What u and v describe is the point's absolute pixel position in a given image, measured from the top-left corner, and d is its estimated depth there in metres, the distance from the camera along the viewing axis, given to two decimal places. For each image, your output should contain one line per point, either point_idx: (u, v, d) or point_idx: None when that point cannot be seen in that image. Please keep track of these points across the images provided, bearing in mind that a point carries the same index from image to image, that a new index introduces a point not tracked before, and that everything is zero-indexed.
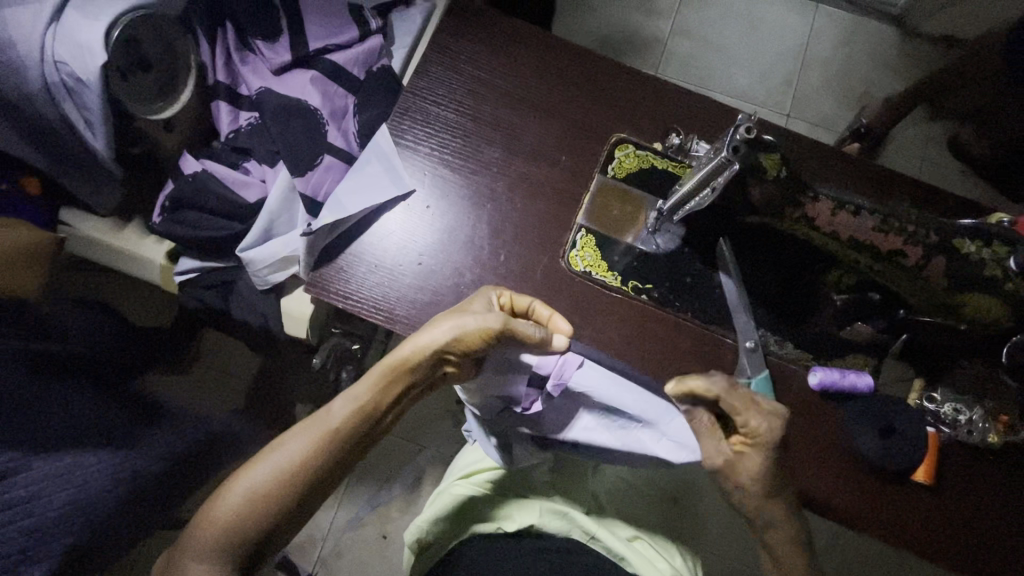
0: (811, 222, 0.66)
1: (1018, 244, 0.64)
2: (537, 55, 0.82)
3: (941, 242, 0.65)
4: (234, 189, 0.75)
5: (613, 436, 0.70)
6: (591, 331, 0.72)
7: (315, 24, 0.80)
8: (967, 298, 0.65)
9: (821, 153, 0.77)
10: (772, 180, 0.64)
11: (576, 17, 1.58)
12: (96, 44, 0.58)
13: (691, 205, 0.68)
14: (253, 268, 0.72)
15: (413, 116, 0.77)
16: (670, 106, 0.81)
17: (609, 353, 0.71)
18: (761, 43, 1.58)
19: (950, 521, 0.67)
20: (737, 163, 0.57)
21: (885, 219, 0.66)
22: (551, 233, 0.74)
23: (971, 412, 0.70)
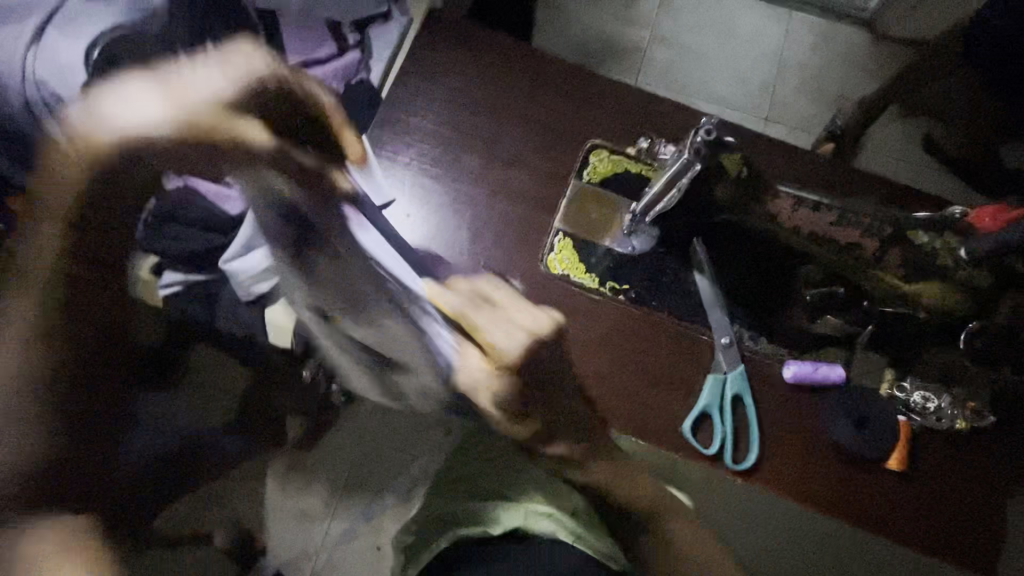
0: (775, 217, 0.73)
1: (964, 235, 0.69)
2: (512, 66, 0.85)
3: (896, 234, 0.71)
4: (215, 202, 0.76)
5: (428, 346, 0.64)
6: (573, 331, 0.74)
7: (296, 42, 0.83)
8: (918, 286, 0.70)
9: (787, 153, 0.80)
10: (733, 180, 0.70)
11: (555, 27, 1.62)
12: (78, 63, 0.60)
13: (660, 207, 0.71)
14: (236, 279, 0.76)
15: (392, 128, 0.81)
16: (643, 112, 0.84)
17: (587, 352, 0.74)
18: (735, 50, 1.62)
19: (920, 505, 0.70)
20: (699, 163, 0.64)
21: (843, 214, 0.72)
22: (530, 237, 0.77)
23: (939, 399, 0.71)
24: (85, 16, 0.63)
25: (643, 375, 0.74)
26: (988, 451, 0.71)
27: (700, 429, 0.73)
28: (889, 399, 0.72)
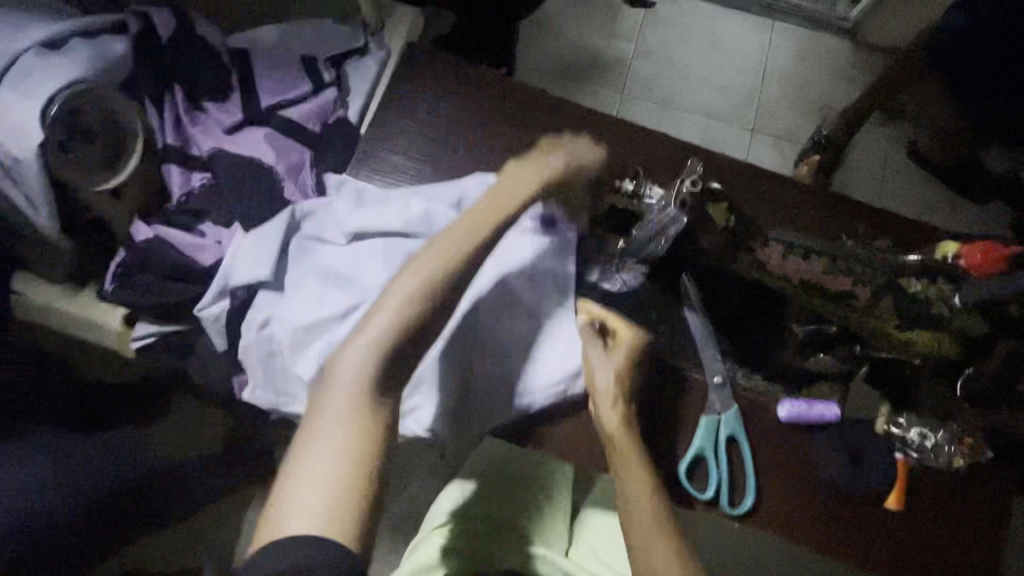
0: (762, 265, 0.73)
1: (956, 280, 0.71)
2: (493, 97, 0.82)
3: (887, 280, 0.72)
4: (188, 253, 0.73)
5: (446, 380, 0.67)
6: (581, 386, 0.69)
7: (269, 81, 0.80)
8: (913, 333, 0.71)
9: (775, 182, 0.79)
10: (721, 230, 0.72)
11: (538, 44, 1.60)
12: (32, 122, 0.61)
13: (652, 245, 0.71)
14: (211, 325, 0.71)
15: (372, 167, 0.77)
16: (628, 144, 0.82)
17: (582, 397, 0.69)
18: (719, 64, 1.62)
19: (921, 545, 0.68)
20: (684, 216, 0.69)
21: (832, 261, 0.73)
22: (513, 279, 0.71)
23: (936, 436, 0.69)
24: (40, 72, 0.63)
25: (641, 420, 0.69)
26: (990, 485, 0.69)
27: (695, 474, 0.69)
28: (885, 435, 0.70)
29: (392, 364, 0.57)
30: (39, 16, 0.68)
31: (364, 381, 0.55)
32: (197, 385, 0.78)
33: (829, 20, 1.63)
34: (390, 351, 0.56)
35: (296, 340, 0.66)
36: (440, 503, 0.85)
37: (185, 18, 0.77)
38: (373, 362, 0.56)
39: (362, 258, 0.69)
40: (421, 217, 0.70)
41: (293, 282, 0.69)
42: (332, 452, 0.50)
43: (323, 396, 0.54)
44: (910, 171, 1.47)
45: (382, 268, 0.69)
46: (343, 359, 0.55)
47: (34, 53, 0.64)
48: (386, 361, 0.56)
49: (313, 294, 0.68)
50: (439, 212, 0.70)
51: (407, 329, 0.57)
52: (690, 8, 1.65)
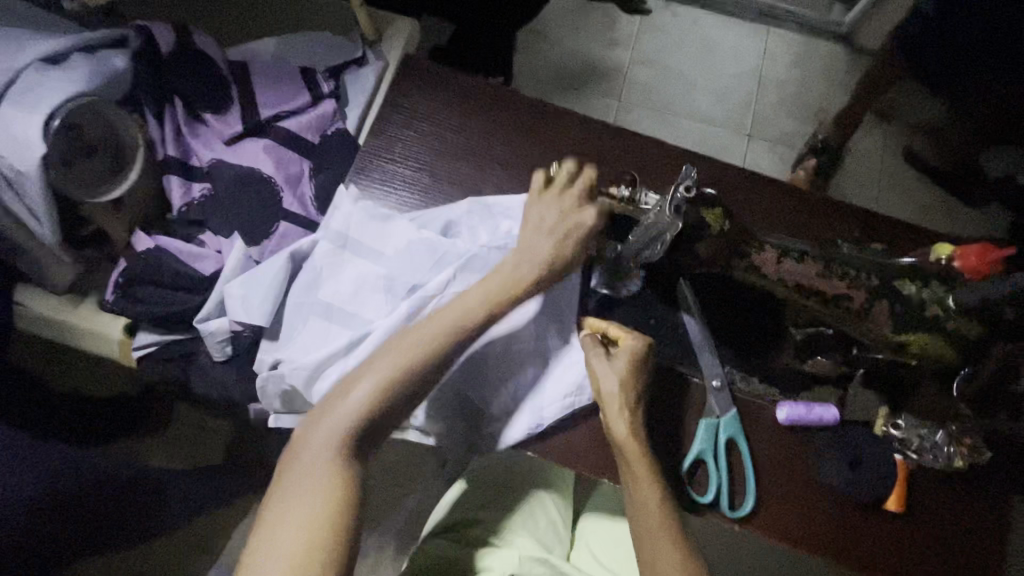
0: (756, 269, 0.64)
1: (954, 282, 0.62)
2: (490, 106, 0.83)
3: (883, 285, 0.63)
4: (187, 262, 0.74)
5: (459, 401, 0.71)
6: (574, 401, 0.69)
7: (268, 93, 0.81)
8: (912, 337, 0.62)
9: (771, 186, 0.80)
10: (716, 235, 0.61)
11: (536, 53, 1.62)
12: (34, 136, 0.60)
13: (645, 254, 0.67)
14: (210, 339, 0.72)
15: (370, 175, 0.78)
16: (624, 151, 0.83)
17: (576, 407, 0.69)
18: (715, 70, 1.63)
19: (923, 546, 0.68)
20: (681, 222, 0.59)
21: (829, 264, 0.63)
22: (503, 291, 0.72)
23: (934, 438, 0.67)
24: (41, 87, 0.63)
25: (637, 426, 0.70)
26: (988, 484, 0.69)
27: (694, 477, 0.69)
28: (884, 437, 0.70)
29: (372, 427, 0.61)
30: (40, 31, 0.69)
31: (341, 440, 0.59)
32: (198, 394, 0.79)
33: (824, 26, 1.65)
34: (371, 414, 0.60)
35: (307, 377, 0.67)
36: (442, 506, 0.90)
37: (185, 32, 0.78)
38: (355, 424, 0.60)
39: (362, 292, 0.71)
40: (419, 247, 0.72)
41: (296, 318, 0.70)
42: (306, 506, 0.55)
43: (304, 449, 0.58)
44: (904, 175, 1.49)
45: (384, 299, 0.71)
46: (325, 419, 0.60)
47: (35, 68, 0.64)
48: (367, 422, 0.60)
49: (318, 330, 0.69)
50: (437, 243, 0.72)
51: (391, 398, 0.61)
52: (685, 15, 1.67)
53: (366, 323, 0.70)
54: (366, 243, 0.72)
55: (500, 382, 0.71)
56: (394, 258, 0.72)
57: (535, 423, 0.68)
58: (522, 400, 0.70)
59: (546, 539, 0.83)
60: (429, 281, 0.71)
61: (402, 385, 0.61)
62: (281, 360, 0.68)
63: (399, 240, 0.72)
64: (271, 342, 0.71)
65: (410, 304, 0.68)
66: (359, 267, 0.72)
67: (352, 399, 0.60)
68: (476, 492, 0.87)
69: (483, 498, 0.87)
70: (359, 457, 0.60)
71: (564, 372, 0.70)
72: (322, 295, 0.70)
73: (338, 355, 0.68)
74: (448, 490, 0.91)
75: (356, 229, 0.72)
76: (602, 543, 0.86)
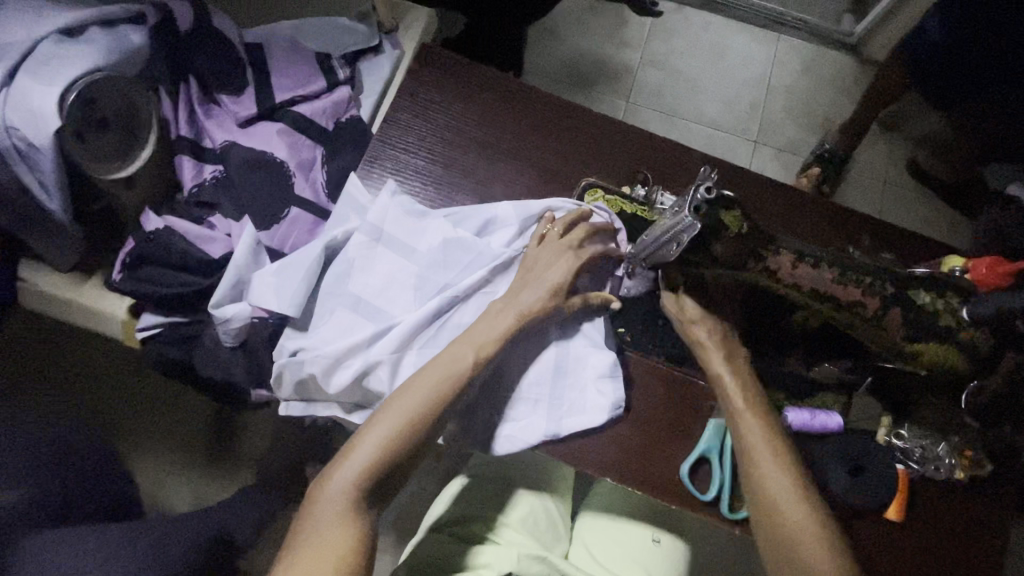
0: (773, 275, 0.61)
1: (970, 295, 0.61)
2: (503, 99, 0.83)
3: (898, 293, 0.61)
4: (198, 244, 0.73)
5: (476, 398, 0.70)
6: (588, 409, 0.69)
7: (283, 77, 0.80)
8: (922, 347, 0.61)
9: (781, 193, 0.80)
10: (732, 237, 0.57)
11: (546, 47, 1.61)
12: (49, 108, 0.60)
13: (661, 255, 0.63)
14: (217, 326, 0.71)
15: (384, 164, 0.78)
16: (640, 151, 0.82)
17: (590, 416, 0.68)
18: (726, 75, 1.63)
19: (921, 555, 0.68)
20: (699, 224, 0.56)
21: (844, 271, 0.61)
22: (517, 293, 0.68)
23: (937, 448, 0.69)
24: (59, 59, 0.63)
25: (649, 433, 0.71)
26: (987, 499, 0.70)
27: (697, 474, 0.70)
28: (887, 446, 0.70)
29: (380, 481, 0.62)
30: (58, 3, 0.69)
31: (349, 496, 0.60)
32: (199, 377, 0.78)
33: (833, 35, 1.66)
34: (384, 460, 0.61)
35: (327, 366, 0.66)
36: (440, 501, 0.89)
37: (201, 12, 0.78)
38: (360, 481, 0.60)
39: (392, 287, 0.71)
40: (452, 245, 0.72)
41: (324, 307, 0.70)
42: (315, 564, 0.56)
43: (311, 513, 0.59)
44: (909, 189, 1.52)
45: (414, 297, 0.70)
46: (334, 475, 0.61)
47: (53, 40, 0.64)
48: (374, 478, 0.61)
49: (344, 321, 0.69)
50: (472, 242, 0.72)
51: (398, 452, 0.62)
52: (696, 19, 1.67)
53: (392, 317, 0.70)
54: (398, 238, 0.72)
55: (519, 378, 0.71)
56: (427, 255, 0.72)
57: (553, 431, 0.68)
58: (540, 405, 0.69)
59: (549, 536, 0.84)
60: (458, 278, 0.71)
61: (408, 438, 0.62)
62: (303, 348, 0.68)
63: (433, 237, 0.72)
64: (297, 330, 0.70)
65: (438, 301, 0.69)
66: (391, 261, 0.71)
67: (358, 455, 0.61)
68: (473, 490, 0.87)
69: (482, 493, 0.86)
70: (367, 515, 0.60)
71: (589, 379, 0.70)
72: (351, 286, 0.70)
73: (361, 346, 0.67)
74: (447, 486, 0.90)
75: (391, 222, 0.72)
76: (601, 542, 0.85)
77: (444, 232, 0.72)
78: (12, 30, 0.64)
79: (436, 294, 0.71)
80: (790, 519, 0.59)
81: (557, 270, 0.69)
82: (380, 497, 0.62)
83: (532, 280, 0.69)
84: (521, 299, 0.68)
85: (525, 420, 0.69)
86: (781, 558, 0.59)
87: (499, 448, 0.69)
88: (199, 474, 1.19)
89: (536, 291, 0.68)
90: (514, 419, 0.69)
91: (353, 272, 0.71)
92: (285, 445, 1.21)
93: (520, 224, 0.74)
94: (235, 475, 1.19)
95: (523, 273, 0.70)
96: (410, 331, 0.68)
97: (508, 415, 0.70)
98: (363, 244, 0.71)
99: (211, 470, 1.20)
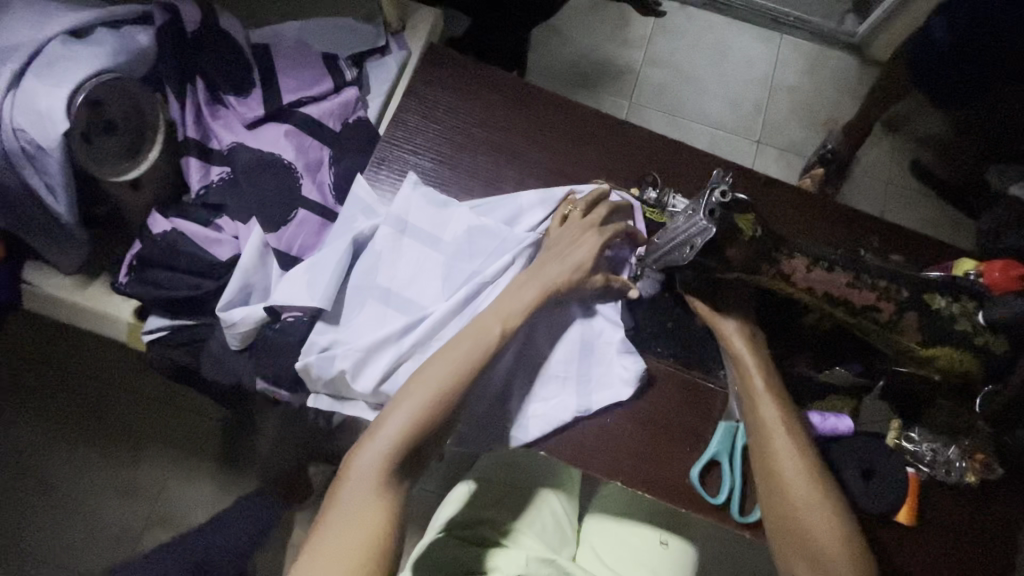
0: (787, 279, 0.60)
1: (985, 300, 0.61)
2: (511, 100, 0.82)
3: (913, 297, 0.60)
4: (205, 246, 0.72)
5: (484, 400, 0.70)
6: (607, 393, 0.70)
7: (290, 78, 0.80)
8: (937, 352, 0.61)
9: (790, 195, 0.80)
10: (745, 242, 0.57)
11: (549, 46, 1.61)
12: (58, 110, 0.60)
13: (673, 258, 0.63)
14: (228, 327, 0.70)
15: (391, 166, 0.77)
16: (649, 152, 0.82)
17: (612, 395, 0.69)
18: (730, 75, 1.63)
19: (932, 558, 0.68)
20: (714, 228, 0.55)
21: (859, 275, 0.61)
22: (546, 268, 0.68)
23: (948, 451, 0.68)
24: (65, 60, 0.62)
25: (659, 436, 0.70)
26: (998, 501, 0.70)
27: (707, 476, 0.70)
28: (897, 449, 0.69)
29: (409, 458, 0.61)
30: (64, 4, 0.68)
31: (374, 478, 0.59)
32: (206, 381, 0.77)
33: (837, 35, 1.65)
34: (409, 439, 0.60)
35: (358, 359, 0.66)
36: (447, 504, 0.89)
37: (207, 12, 0.77)
38: (386, 463, 0.59)
39: (420, 278, 0.71)
40: (477, 233, 0.72)
41: (354, 301, 0.70)
42: (349, 541, 0.56)
43: (338, 495, 0.59)
44: (912, 189, 1.52)
45: (442, 286, 0.71)
46: (361, 454, 0.60)
47: (60, 41, 0.63)
48: (404, 454, 0.60)
49: (376, 313, 0.69)
50: (496, 228, 0.72)
51: (425, 428, 0.61)
52: (700, 19, 1.67)
53: (423, 308, 0.70)
54: (424, 229, 0.72)
55: (541, 368, 0.71)
56: (453, 245, 0.72)
57: (584, 407, 0.69)
58: (568, 383, 0.70)
59: (557, 538, 0.83)
60: (485, 266, 0.71)
61: (432, 418, 0.61)
62: (335, 342, 0.68)
63: (458, 226, 0.73)
64: (329, 325, 0.70)
65: (469, 289, 0.69)
66: (418, 252, 0.72)
67: (386, 431, 0.60)
68: (480, 493, 0.86)
69: (490, 496, 0.85)
70: (398, 492, 0.60)
71: (614, 354, 0.71)
72: (380, 279, 0.71)
73: (392, 338, 0.68)
74: (453, 488, 0.89)
75: (416, 214, 0.72)
76: (609, 545, 0.85)
77: (470, 221, 0.72)
78: (18, 32, 0.63)
79: (465, 283, 0.71)
80: (811, 519, 0.60)
81: (581, 249, 0.69)
82: (411, 473, 0.61)
83: (557, 254, 0.69)
84: (546, 272, 0.67)
85: (555, 398, 0.69)
86: (799, 552, 0.61)
87: (528, 431, 0.68)
88: (202, 472, 1.19)
89: (556, 268, 0.68)
90: (545, 407, 0.69)
91: (381, 261, 0.71)
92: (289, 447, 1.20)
93: (545, 210, 0.75)
94: (239, 477, 1.19)
95: (547, 252, 0.70)
96: (442, 320, 0.68)
97: (537, 405, 0.69)
98: (390, 237, 0.72)
99: (214, 469, 1.19)
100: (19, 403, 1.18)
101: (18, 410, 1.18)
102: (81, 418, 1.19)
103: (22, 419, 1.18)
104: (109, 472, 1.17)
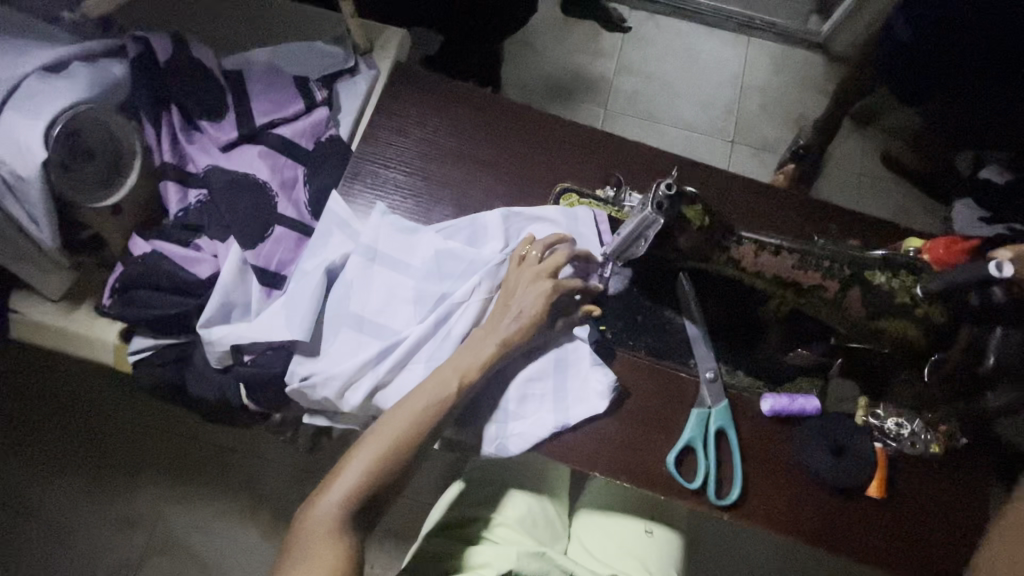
0: (737, 265, 0.67)
1: (921, 272, 0.66)
2: (476, 112, 0.86)
3: (855, 273, 0.66)
4: (186, 266, 0.75)
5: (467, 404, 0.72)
6: (582, 406, 0.72)
7: (263, 101, 0.83)
8: (887, 323, 0.66)
9: (747, 187, 0.83)
10: (695, 230, 0.63)
11: (521, 59, 1.66)
12: (35, 141, 0.64)
13: (626, 253, 0.68)
14: (209, 345, 0.73)
15: (363, 180, 0.81)
16: (612, 154, 0.85)
17: (586, 406, 0.72)
18: (699, 78, 1.68)
19: (903, 527, 0.70)
20: (661, 219, 0.61)
21: (804, 257, 0.67)
22: (523, 278, 0.72)
23: (912, 424, 0.71)
24: (43, 94, 0.66)
25: (633, 425, 0.73)
26: (965, 470, 0.72)
27: (683, 464, 0.72)
28: (865, 425, 0.72)
29: (369, 500, 0.64)
30: (41, 42, 0.72)
31: (335, 518, 0.61)
32: (191, 398, 0.79)
33: (801, 35, 1.71)
34: (372, 481, 0.63)
35: (339, 387, 0.69)
36: (438, 507, 0.90)
37: (179, 41, 0.80)
38: (348, 502, 0.62)
39: (392, 303, 0.74)
40: (444, 257, 0.75)
41: (330, 328, 0.73)
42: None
43: (300, 533, 0.61)
44: (882, 179, 1.56)
45: (414, 311, 0.74)
46: (325, 495, 0.63)
47: (37, 76, 0.68)
48: (362, 497, 0.63)
49: (350, 341, 0.72)
50: (463, 251, 0.75)
51: (385, 471, 0.64)
52: (668, 26, 1.72)
53: (397, 333, 0.73)
54: (393, 255, 0.75)
55: (516, 381, 0.73)
56: (421, 268, 0.75)
57: (563, 421, 0.71)
58: (546, 399, 0.72)
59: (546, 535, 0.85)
60: (454, 288, 0.74)
61: (395, 459, 0.64)
62: (314, 371, 0.71)
63: (425, 250, 0.76)
64: (307, 353, 0.72)
65: (438, 313, 0.72)
66: (389, 278, 0.75)
67: (346, 474, 0.63)
68: (468, 495, 0.88)
69: (477, 494, 0.87)
70: (354, 535, 0.62)
71: (588, 366, 0.73)
72: (353, 306, 0.73)
73: (369, 365, 0.71)
74: (446, 489, 0.91)
75: (384, 241, 0.75)
76: (596, 538, 0.86)
77: (444, 245, 0.75)
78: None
79: (435, 307, 0.74)
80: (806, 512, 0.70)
81: (550, 264, 0.72)
82: (368, 516, 0.64)
83: (528, 270, 0.72)
84: (518, 297, 0.71)
85: (533, 415, 0.72)
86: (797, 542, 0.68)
87: (508, 448, 0.71)
88: (199, 494, 1.20)
89: (530, 292, 0.71)
90: (513, 422, 0.72)
91: (356, 286, 0.74)
92: (283, 464, 1.22)
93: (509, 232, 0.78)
94: (234, 495, 1.20)
95: (515, 271, 0.73)
96: (416, 344, 0.71)
97: (514, 417, 0.72)
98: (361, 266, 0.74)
99: (212, 492, 1.20)
100: (16, 433, 1.20)
101: (15, 440, 1.20)
102: (79, 446, 1.20)
103: (21, 449, 1.20)
104: (108, 496, 1.19)
